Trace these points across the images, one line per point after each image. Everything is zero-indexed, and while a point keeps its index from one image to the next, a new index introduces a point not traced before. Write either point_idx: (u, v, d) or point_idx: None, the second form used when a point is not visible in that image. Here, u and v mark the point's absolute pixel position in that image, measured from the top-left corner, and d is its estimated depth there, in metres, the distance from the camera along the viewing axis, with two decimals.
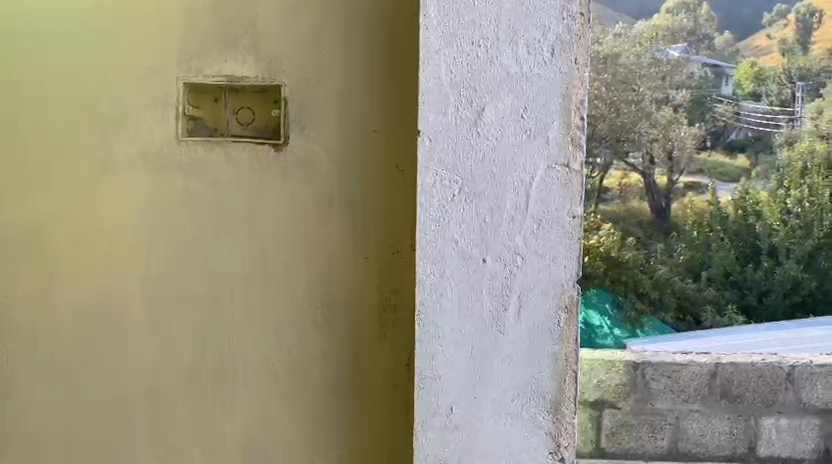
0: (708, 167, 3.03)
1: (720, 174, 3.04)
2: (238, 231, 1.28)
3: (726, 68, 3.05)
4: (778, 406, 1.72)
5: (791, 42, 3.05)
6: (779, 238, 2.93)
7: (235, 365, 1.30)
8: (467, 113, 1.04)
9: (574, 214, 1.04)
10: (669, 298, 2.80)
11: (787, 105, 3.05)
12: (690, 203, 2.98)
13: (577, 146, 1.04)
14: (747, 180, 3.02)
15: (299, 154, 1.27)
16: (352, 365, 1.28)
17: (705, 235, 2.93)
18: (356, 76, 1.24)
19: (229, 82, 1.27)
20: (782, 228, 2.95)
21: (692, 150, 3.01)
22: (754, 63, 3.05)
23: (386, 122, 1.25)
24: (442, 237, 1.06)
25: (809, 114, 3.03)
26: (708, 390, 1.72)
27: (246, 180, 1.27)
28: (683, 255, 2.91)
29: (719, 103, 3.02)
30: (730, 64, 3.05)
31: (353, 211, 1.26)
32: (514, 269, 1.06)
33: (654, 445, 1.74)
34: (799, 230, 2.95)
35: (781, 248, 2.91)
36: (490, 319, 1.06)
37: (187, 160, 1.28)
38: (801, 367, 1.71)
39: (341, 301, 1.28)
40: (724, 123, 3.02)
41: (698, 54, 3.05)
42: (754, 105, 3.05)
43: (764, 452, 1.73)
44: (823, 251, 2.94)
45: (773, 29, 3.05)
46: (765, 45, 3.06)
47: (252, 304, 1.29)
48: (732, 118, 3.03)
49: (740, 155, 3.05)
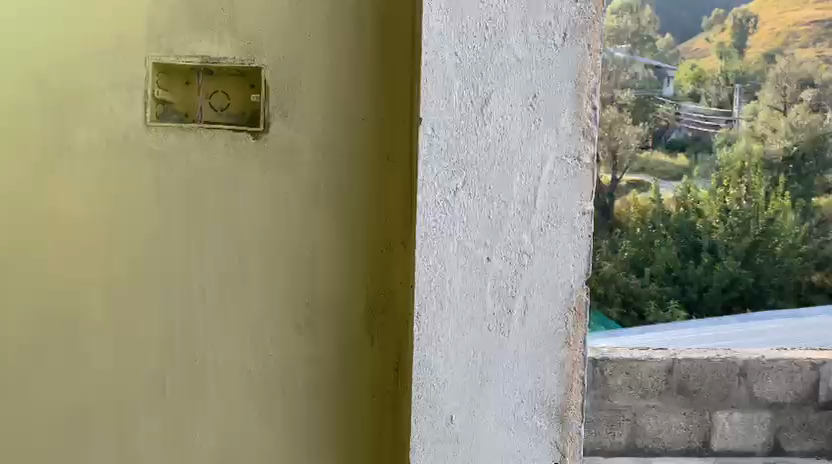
0: (648, 166, 3.27)
1: (662, 173, 3.27)
2: (212, 225, 1.17)
3: (668, 69, 3.28)
4: None
5: (729, 45, 3.33)
6: (718, 236, 3.25)
7: (209, 370, 1.19)
8: (473, 100, 0.96)
9: (583, 209, 0.98)
10: (614, 294, 3.19)
11: (726, 105, 3.35)
12: (633, 201, 3.23)
13: (588, 137, 0.97)
14: (689, 179, 3.28)
15: (279, 142, 1.17)
16: (335, 367, 1.20)
17: (646, 232, 3.22)
18: (343, 60, 1.15)
19: (203, 63, 1.16)
20: (721, 227, 3.26)
21: (635, 148, 3.25)
22: (695, 64, 3.31)
23: (375, 111, 1.16)
24: (444, 234, 0.98)
25: (746, 115, 3.34)
26: (666, 386, 2.49)
27: (222, 169, 1.17)
28: (627, 254, 3.19)
29: (661, 103, 3.27)
30: (671, 65, 3.29)
31: (338, 204, 1.17)
32: (521, 269, 0.99)
33: None
34: (738, 227, 3.26)
35: (720, 246, 3.25)
36: (493, 322, 0.99)
37: (155, 146, 1.17)
38: None
39: (325, 301, 1.19)
40: (666, 123, 3.27)
41: (642, 57, 3.23)
42: (693, 105, 3.33)
43: None
44: (759, 250, 3.28)
45: (710, 33, 3.32)
46: (703, 47, 3.32)
47: (227, 304, 1.19)
48: (673, 118, 3.28)
49: (680, 153, 3.31)
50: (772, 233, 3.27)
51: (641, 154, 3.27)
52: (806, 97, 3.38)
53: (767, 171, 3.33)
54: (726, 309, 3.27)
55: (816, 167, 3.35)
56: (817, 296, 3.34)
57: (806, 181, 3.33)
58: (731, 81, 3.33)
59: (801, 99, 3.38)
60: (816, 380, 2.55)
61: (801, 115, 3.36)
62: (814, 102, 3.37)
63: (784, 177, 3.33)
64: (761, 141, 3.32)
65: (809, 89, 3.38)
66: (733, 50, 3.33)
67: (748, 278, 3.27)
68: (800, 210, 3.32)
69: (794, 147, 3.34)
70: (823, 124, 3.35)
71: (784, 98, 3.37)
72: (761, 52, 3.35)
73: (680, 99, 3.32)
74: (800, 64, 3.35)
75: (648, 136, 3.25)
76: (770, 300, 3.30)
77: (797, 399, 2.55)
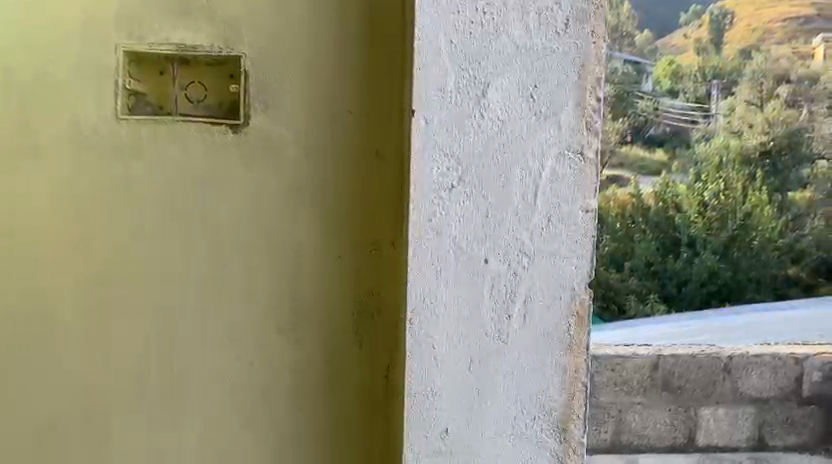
0: (629, 161, 3.21)
1: (640, 168, 3.22)
2: (191, 225, 1.10)
3: (645, 65, 3.26)
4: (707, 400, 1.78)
5: (705, 42, 3.36)
6: (696, 230, 3.24)
7: (187, 377, 1.12)
8: (469, 90, 0.90)
9: (586, 207, 0.92)
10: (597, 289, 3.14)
11: (703, 102, 3.32)
12: (613, 197, 3.18)
13: (592, 130, 0.91)
14: (667, 174, 3.25)
15: (261, 136, 1.10)
16: (320, 373, 1.13)
17: (629, 229, 3.17)
18: (327, 49, 1.08)
19: (178, 52, 1.09)
20: (700, 221, 3.24)
21: (614, 143, 3.18)
22: (672, 60, 3.29)
23: (363, 103, 1.10)
24: (439, 234, 0.92)
25: (725, 111, 3.33)
26: (651, 382, 2.45)
27: (200, 165, 1.10)
28: (606, 250, 3.14)
29: (639, 98, 3.22)
30: (649, 61, 3.27)
31: (324, 202, 1.10)
32: (520, 271, 0.93)
33: None
34: (715, 223, 3.25)
35: (698, 239, 3.23)
36: (491, 327, 0.93)
37: (128, 141, 1.09)
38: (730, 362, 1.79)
39: (310, 305, 1.12)
40: (645, 119, 3.21)
41: (621, 52, 3.23)
42: (670, 101, 3.28)
43: None
44: (737, 244, 3.26)
45: (687, 29, 3.34)
46: (681, 43, 3.32)
47: (206, 308, 1.12)
48: (653, 114, 3.24)
49: (660, 150, 3.25)
50: (750, 227, 3.27)
51: (620, 148, 3.20)
52: (782, 92, 3.37)
53: (743, 166, 3.31)
54: (705, 304, 3.23)
55: (794, 162, 3.32)
56: (791, 289, 3.32)
57: (782, 176, 3.31)
58: (708, 78, 3.32)
59: (777, 95, 3.37)
60: (799, 374, 2.51)
61: (776, 111, 3.34)
62: (790, 98, 3.35)
63: (763, 171, 3.31)
64: (737, 137, 3.30)
65: (785, 85, 3.37)
66: (710, 47, 3.36)
67: (726, 272, 3.25)
68: (776, 204, 3.31)
69: (770, 142, 3.31)
70: (799, 120, 3.34)
71: (760, 95, 3.35)
72: (736, 50, 3.38)
73: (659, 94, 3.27)
74: (776, 60, 3.37)
75: (627, 131, 3.18)
76: (747, 294, 3.27)
77: (781, 394, 2.51)
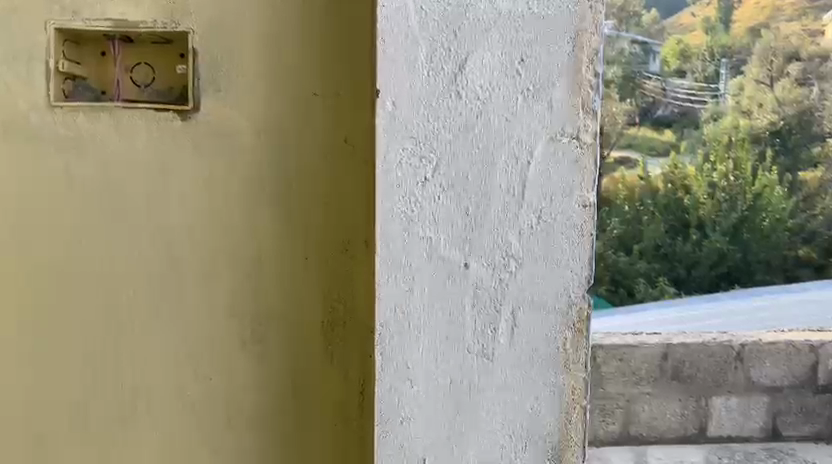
0: (639, 142, 3.18)
1: (651, 151, 3.17)
2: (137, 225, 0.98)
3: (654, 45, 3.14)
4: (727, 386, 2.15)
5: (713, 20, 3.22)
6: (705, 212, 3.10)
7: (138, 395, 1.00)
8: (443, 65, 0.76)
9: (583, 202, 0.79)
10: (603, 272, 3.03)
11: (711, 80, 3.22)
12: (621, 178, 3.14)
13: (588, 112, 0.77)
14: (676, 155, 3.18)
15: (211, 122, 0.96)
16: (289, 387, 1.01)
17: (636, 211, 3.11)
18: (283, 20, 0.94)
19: (117, 29, 0.95)
20: (709, 203, 3.10)
21: (621, 126, 3.14)
22: (680, 40, 3.15)
23: (329, 83, 0.95)
24: (411, 235, 0.79)
25: (732, 90, 3.21)
26: (660, 372, 2.14)
27: (145, 156, 0.97)
28: (615, 232, 3.09)
29: (647, 78, 3.12)
30: (657, 41, 3.14)
31: (287, 197, 0.97)
32: (507, 277, 0.80)
33: (607, 428, 2.17)
34: (724, 204, 3.10)
35: (707, 221, 3.10)
36: (473, 342, 0.81)
37: (63, 131, 0.96)
38: (750, 348, 2.15)
39: (272, 313, 0.99)
40: (652, 100, 3.14)
41: (629, 32, 3.13)
42: (679, 81, 3.16)
43: (713, 433, 2.20)
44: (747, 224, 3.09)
45: (695, 8, 3.21)
46: (689, 22, 3.21)
47: (157, 318, 0.99)
48: (660, 95, 3.15)
49: (667, 129, 3.20)
50: (759, 208, 3.09)
51: (627, 131, 3.16)
52: (792, 70, 3.22)
53: (752, 146, 3.18)
54: (714, 286, 3.06)
55: (805, 140, 3.18)
56: (803, 270, 3.07)
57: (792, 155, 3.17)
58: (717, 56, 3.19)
59: (787, 73, 3.24)
60: (815, 362, 2.18)
61: (787, 89, 3.21)
62: (800, 75, 3.20)
63: (772, 149, 3.19)
64: (746, 116, 3.19)
65: (795, 63, 3.23)
66: (719, 25, 3.22)
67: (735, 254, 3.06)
68: (786, 185, 3.13)
69: (780, 122, 3.18)
70: (809, 98, 3.17)
71: (769, 73, 3.21)
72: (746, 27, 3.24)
73: (667, 77, 3.17)
74: (786, 39, 3.21)
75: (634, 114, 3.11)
76: (758, 276, 3.03)
77: (795, 382, 2.19)
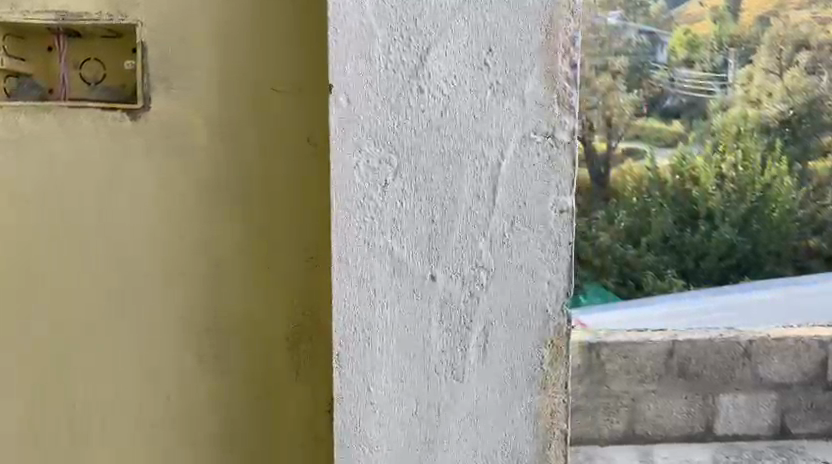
0: (645, 132, 3.00)
1: (657, 140, 3.02)
2: (87, 233, 0.91)
3: (661, 34, 2.94)
4: (735, 383, 2.20)
5: (722, 9, 3.01)
6: (713, 203, 3.01)
7: (92, 414, 0.94)
8: (403, 57, 0.69)
9: (560, 207, 0.71)
10: (610, 264, 2.91)
11: (721, 71, 3.04)
12: (627, 170, 2.96)
13: (564, 107, 0.70)
14: (683, 146, 3.03)
15: (163, 122, 0.89)
16: (252, 407, 0.94)
17: (645, 201, 2.98)
18: (240, 9, 0.87)
19: (59, 23, 0.88)
20: (718, 194, 3.01)
21: (630, 115, 2.96)
22: (686, 30, 2.96)
23: (290, 76, 0.88)
24: (371, 245, 0.71)
25: (741, 81, 3.06)
26: (666, 369, 2.19)
27: (93, 159, 0.90)
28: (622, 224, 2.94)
29: (653, 70, 2.97)
30: (665, 32, 2.95)
31: (246, 201, 0.90)
32: (477, 291, 0.72)
33: (611, 428, 2.21)
34: (733, 195, 3.03)
35: (716, 211, 3.00)
36: (441, 363, 0.73)
37: (4, 133, 0.89)
38: (757, 344, 2.19)
39: (235, 327, 0.92)
40: (659, 89, 2.99)
41: (636, 22, 2.89)
42: (686, 71, 2.99)
43: (721, 431, 2.24)
44: (757, 215, 3.00)
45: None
46: (696, 12, 2.96)
47: (110, 332, 0.92)
48: (666, 87, 3.00)
49: (676, 121, 3.02)
50: (769, 198, 3.01)
51: (633, 122, 2.97)
52: (802, 59, 3.07)
53: (761, 136, 3.06)
54: (723, 276, 2.99)
55: (814, 130, 3.06)
56: (812, 261, 3.04)
57: (802, 144, 3.06)
58: (726, 48, 3.02)
59: (797, 62, 3.07)
60: (825, 357, 2.22)
61: (796, 79, 3.07)
62: (810, 65, 3.06)
63: (782, 140, 3.07)
64: (754, 106, 3.06)
65: (805, 52, 3.07)
66: (726, 13, 3.01)
67: (747, 245, 2.99)
68: (796, 174, 3.05)
69: (790, 112, 3.06)
70: (820, 87, 3.06)
71: (779, 62, 3.06)
72: (755, 16, 3.03)
73: (673, 67, 2.98)
74: (794, 27, 3.05)
75: (643, 103, 2.97)
76: (767, 266, 3.01)
77: (805, 379, 2.24)
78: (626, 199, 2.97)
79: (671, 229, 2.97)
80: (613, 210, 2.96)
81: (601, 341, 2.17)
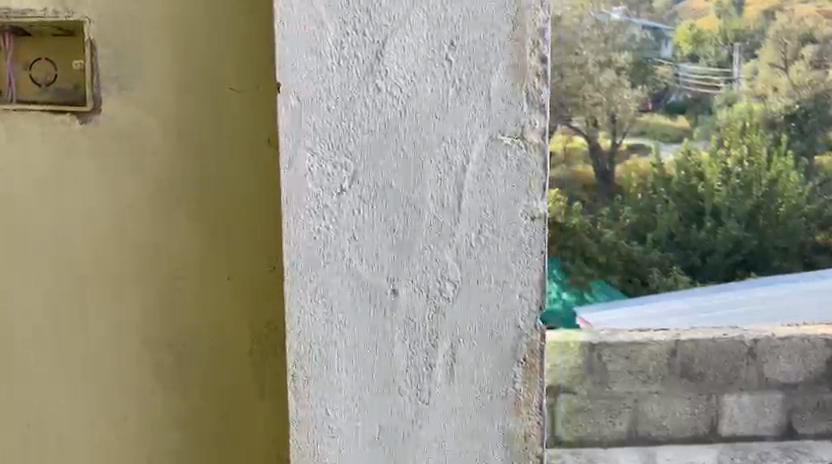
0: (650, 128, 2.96)
1: (663, 136, 2.96)
2: (38, 245, 0.86)
3: (666, 30, 2.92)
4: (741, 382, 2.21)
5: (728, 3, 2.95)
6: (719, 199, 2.94)
7: (46, 435, 0.89)
8: (357, 53, 0.63)
9: (531, 213, 0.66)
10: (615, 261, 2.91)
11: (726, 65, 2.97)
12: (632, 166, 2.94)
13: (534, 105, 0.64)
14: (689, 141, 2.96)
15: (114, 123, 0.84)
16: (215, 428, 0.89)
17: (651, 199, 2.94)
18: (195, 5, 0.81)
19: (3, 20, 0.83)
20: (722, 190, 2.94)
21: (633, 112, 2.94)
22: (693, 25, 2.93)
23: (247, 75, 0.82)
24: (328, 257, 0.66)
25: (746, 75, 2.98)
26: (669, 370, 2.20)
27: (43, 164, 0.85)
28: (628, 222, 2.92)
29: (658, 64, 2.92)
30: (667, 26, 2.92)
31: (205, 208, 0.85)
32: (442, 305, 0.67)
33: (614, 428, 2.24)
34: (739, 190, 2.95)
35: (723, 207, 2.94)
36: (405, 383, 0.68)
37: None
38: (763, 343, 2.19)
39: (195, 341, 0.87)
40: (665, 86, 2.93)
41: (640, 18, 2.89)
42: (689, 66, 2.94)
43: (725, 430, 2.26)
44: (762, 211, 2.94)
45: None
46: (701, 6, 2.93)
47: (63, 349, 0.88)
48: (672, 82, 2.93)
49: (681, 116, 2.96)
50: (775, 194, 2.94)
51: (641, 118, 2.95)
52: (807, 53, 2.98)
53: (766, 131, 2.99)
54: (728, 275, 2.96)
55: (820, 124, 2.98)
56: (819, 256, 2.97)
57: (808, 139, 2.99)
58: (730, 42, 2.96)
59: (802, 55, 2.99)
60: None
61: (801, 73, 2.98)
62: (815, 58, 2.97)
63: (788, 134, 2.99)
64: (762, 100, 2.98)
65: (809, 46, 2.99)
66: (731, 8, 2.95)
67: (751, 241, 2.96)
68: (802, 170, 2.98)
69: (796, 106, 2.99)
70: (825, 81, 2.98)
71: (783, 57, 2.98)
72: (762, 10, 2.96)
73: (680, 62, 2.94)
74: (800, 20, 2.97)
75: (646, 101, 2.94)
76: (774, 262, 2.97)
77: (810, 379, 2.23)
78: (632, 194, 2.94)
79: (676, 224, 2.93)
80: (619, 205, 2.92)
81: (604, 341, 2.17)
